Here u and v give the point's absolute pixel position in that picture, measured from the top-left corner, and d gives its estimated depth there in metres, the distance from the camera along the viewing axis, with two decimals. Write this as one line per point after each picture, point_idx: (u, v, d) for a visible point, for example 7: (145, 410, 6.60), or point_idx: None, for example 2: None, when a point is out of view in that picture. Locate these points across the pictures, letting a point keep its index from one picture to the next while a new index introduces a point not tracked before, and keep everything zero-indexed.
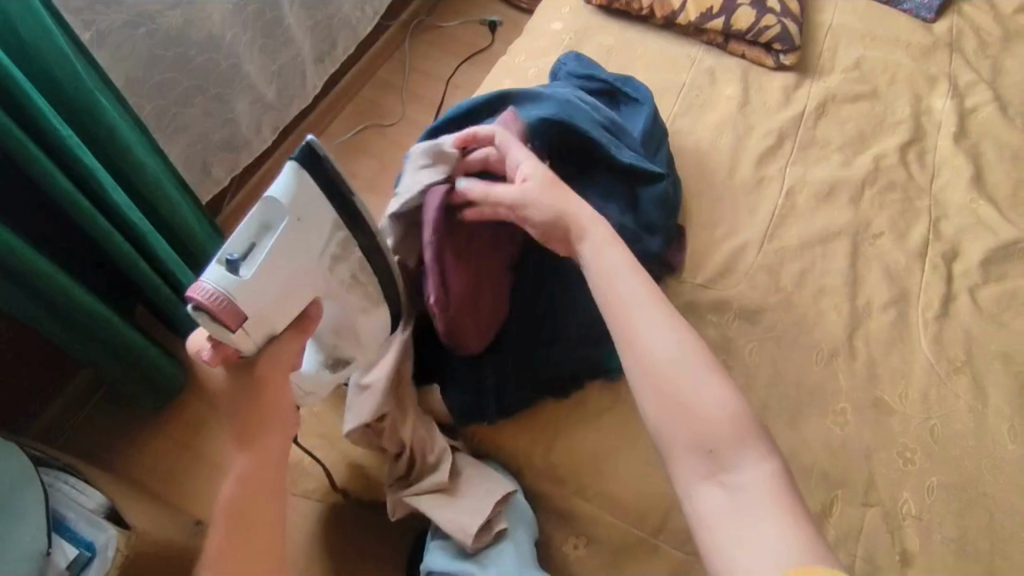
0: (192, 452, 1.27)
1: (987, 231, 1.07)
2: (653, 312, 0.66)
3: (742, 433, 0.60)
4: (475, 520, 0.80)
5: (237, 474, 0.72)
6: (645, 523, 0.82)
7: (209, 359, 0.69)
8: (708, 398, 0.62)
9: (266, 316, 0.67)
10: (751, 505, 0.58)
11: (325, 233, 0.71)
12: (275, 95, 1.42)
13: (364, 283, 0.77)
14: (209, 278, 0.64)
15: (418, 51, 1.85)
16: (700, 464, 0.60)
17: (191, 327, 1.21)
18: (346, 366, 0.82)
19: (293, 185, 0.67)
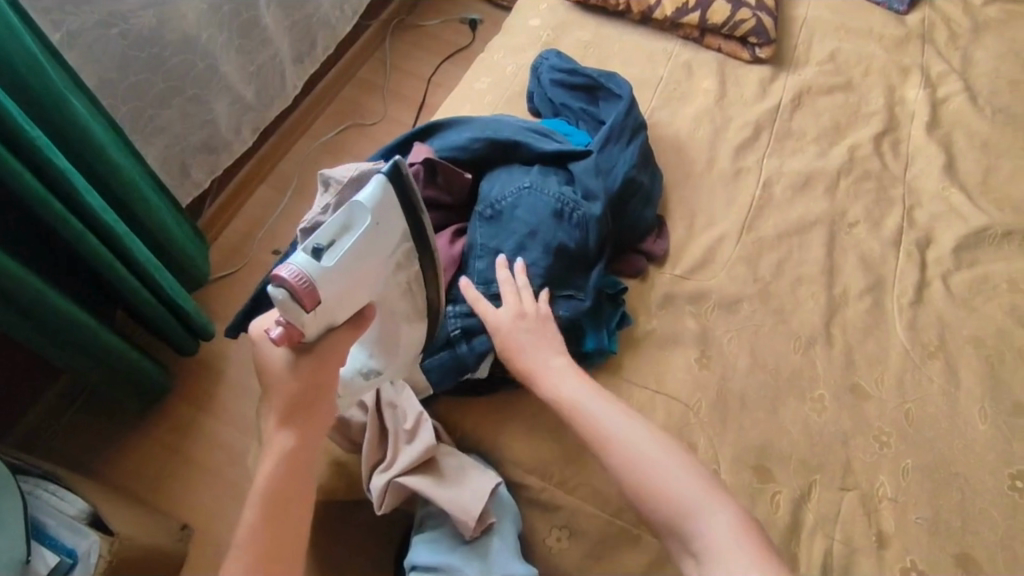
0: (176, 454, 1.26)
1: (959, 218, 1.08)
2: (614, 411, 0.77)
3: (706, 497, 0.71)
4: (477, 501, 0.79)
5: (278, 458, 0.71)
6: (627, 514, 0.82)
7: (274, 338, 0.67)
8: (672, 476, 0.72)
9: (336, 306, 0.68)
10: (733, 552, 0.67)
11: (395, 240, 0.72)
12: (254, 96, 1.41)
13: (415, 294, 0.80)
14: (294, 260, 0.65)
15: (398, 50, 1.85)
16: (684, 535, 0.70)
17: (171, 329, 1.21)
18: (381, 377, 0.81)
19: (380, 192, 0.69)
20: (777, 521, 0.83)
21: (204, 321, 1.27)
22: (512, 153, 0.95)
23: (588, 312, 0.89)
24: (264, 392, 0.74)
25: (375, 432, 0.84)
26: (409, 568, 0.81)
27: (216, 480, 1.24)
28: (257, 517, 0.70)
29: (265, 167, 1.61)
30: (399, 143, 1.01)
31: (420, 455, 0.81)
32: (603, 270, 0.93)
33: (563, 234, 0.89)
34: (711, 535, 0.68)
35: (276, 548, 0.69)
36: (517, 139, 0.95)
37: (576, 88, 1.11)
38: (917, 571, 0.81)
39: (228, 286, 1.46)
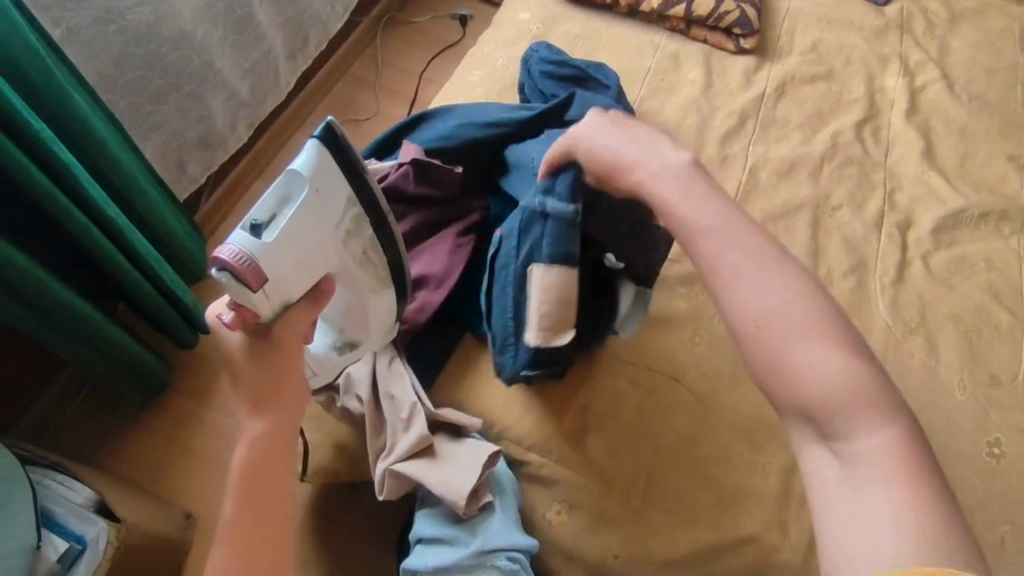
0: (178, 447, 1.28)
1: (937, 200, 1.12)
2: (746, 250, 0.58)
3: (858, 395, 0.52)
4: (468, 481, 0.79)
5: (251, 438, 0.72)
6: (623, 486, 0.85)
7: (229, 322, 0.71)
8: (814, 361, 0.53)
9: (287, 281, 0.71)
10: (872, 471, 0.50)
11: (340, 207, 0.74)
12: (249, 92, 1.43)
13: (373, 262, 0.81)
14: (233, 240, 0.69)
15: (389, 46, 1.87)
16: (814, 424, 0.53)
17: (171, 322, 1.23)
18: (358, 348, 0.86)
19: (315, 159, 0.71)
20: (769, 490, 0.84)
21: (204, 314, 1.29)
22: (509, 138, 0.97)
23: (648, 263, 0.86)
24: (235, 380, 0.75)
25: (374, 421, 0.87)
26: (414, 542, 0.82)
27: (219, 470, 1.26)
28: (236, 502, 0.70)
29: (260, 163, 1.63)
30: (386, 137, 1.04)
31: (415, 443, 0.82)
32: None
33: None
34: (857, 444, 0.51)
35: (257, 534, 0.68)
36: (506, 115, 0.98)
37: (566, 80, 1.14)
38: None
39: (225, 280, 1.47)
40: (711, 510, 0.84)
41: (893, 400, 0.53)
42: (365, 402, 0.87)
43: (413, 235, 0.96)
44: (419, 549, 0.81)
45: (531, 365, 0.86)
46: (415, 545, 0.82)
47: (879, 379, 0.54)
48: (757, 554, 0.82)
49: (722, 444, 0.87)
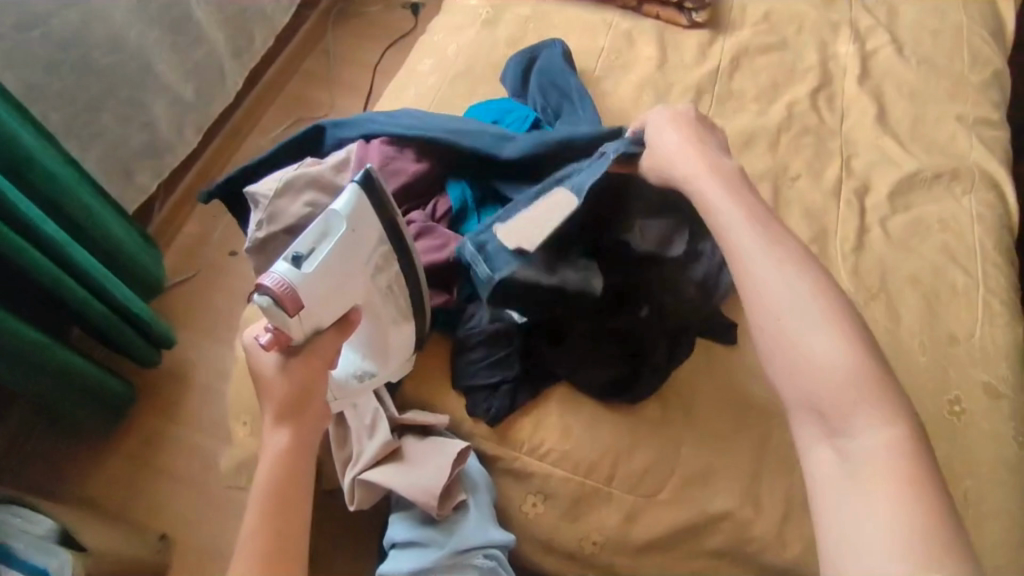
0: (145, 466, 1.24)
1: (892, 164, 1.13)
2: (772, 259, 0.67)
3: (862, 395, 0.58)
4: (438, 481, 0.77)
5: (278, 450, 0.71)
6: (596, 473, 0.84)
7: (264, 344, 0.71)
8: (824, 361, 0.60)
9: (320, 310, 0.71)
10: (867, 465, 0.55)
11: (372, 245, 0.76)
12: (194, 94, 1.37)
13: (397, 295, 0.81)
14: (277, 269, 0.69)
15: (340, 40, 1.82)
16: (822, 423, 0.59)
17: (127, 340, 1.18)
18: (376, 378, 0.82)
19: (354, 200, 0.73)
20: (740, 467, 0.84)
21: (162, 329, 1.25)
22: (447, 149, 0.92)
23: (700, 311, 0.87)
24: (257, 395, 0.74)
25: (338, 431, 0.84)
26: (388, 546, 0.80)
27: (188, 488, 1.22)
28: (258, 513, 0.67)
29: (213, 168, 1.58)
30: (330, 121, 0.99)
31: (380, 451, 0.80)
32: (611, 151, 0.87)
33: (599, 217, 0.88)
34: (855, 441, 0.57)
35: (281, 548, 0.66)
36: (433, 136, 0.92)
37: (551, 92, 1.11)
38: None
39: (181, 295, 1.41)
40: (686, 489, 0.83)
41: (901, 409, 0.58)
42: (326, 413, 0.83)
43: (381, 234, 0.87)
44: (393, 553, 0.78)
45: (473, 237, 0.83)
46: (390, 550, 0.79)
47: (892, 388, 0.59)
48: (732, 529, 0.82)
49: (692, 424, 0.86)
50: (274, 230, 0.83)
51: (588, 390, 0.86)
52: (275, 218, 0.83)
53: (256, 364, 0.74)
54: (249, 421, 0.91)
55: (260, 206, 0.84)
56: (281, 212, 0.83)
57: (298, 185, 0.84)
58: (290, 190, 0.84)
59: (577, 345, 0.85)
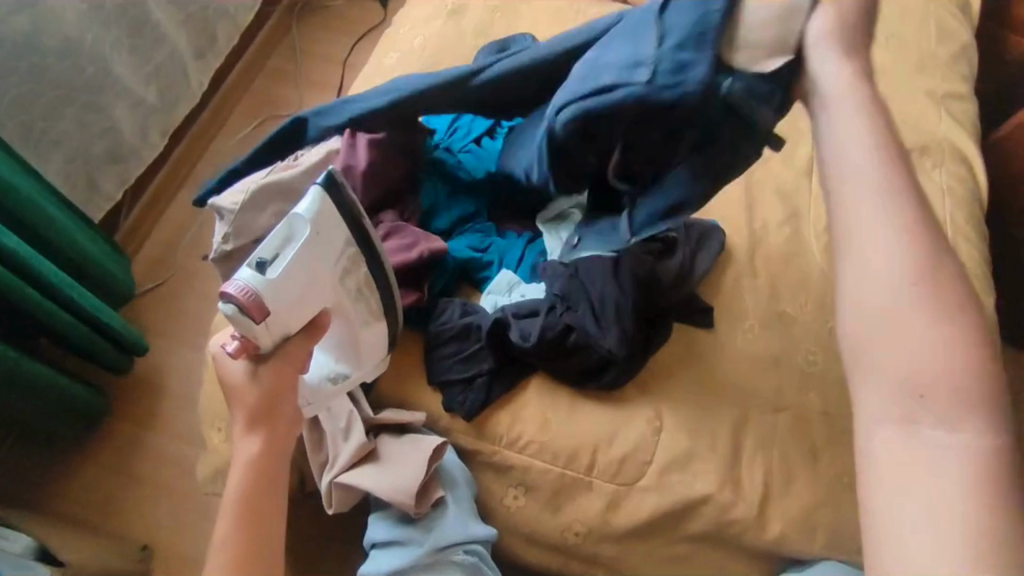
0: (124, 476, 1.22)
1: None
2: (889, 231, 0.57)
3: (950, 395, 0.52)
4: (415, 480, 0.76)
5: (247, 459, 0.71)
6: (576, 463, 0.83)
7: (231, 352, 0.70)
8: (923, 344, 0.53)
9: (287, 316, 0.70)
10: (947, 466, 0.50)
11: (338, 248, 0.74)
12: (157, 97, 1.34)
13: (368, 297, 0.79)
14: (240, 275, 0.68)
15: (308, 36, 1.79)
16: (904, 413, 0.53)
17: (98, 350, 1.16)
18: (349, 380, 0.81)
19: (318, 203, 0.72)
20: (719, 450, 0.84)
21: (134, 337, 1.23)
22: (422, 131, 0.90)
23: (667, 291, 0.88)
24: (228, 402, 0.74)
25: (312, 434, 0.83)
26: (368, 547, 0.79)
27: (168, 497, 1.21)
28: (230, 522, 0.69)
29: (182, 172, 1.55)
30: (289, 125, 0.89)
31: (356, 452, 0.80)
32: None
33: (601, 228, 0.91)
34: (941, 439, 0.51)
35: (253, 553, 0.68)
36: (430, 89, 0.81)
37: None
38: (848, 476, 0.85)
39: (154, 301, 1.39)
40: (666, 475, 0.83)
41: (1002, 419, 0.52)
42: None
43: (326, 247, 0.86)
44: (374, 554, 0.77)
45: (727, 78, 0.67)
46: (370, 550, 0.79)
47: (1001, 394, 0.52)
48: (713, 512, 0.82)
49: (670, 410, 0.86)
50: (243, 243, 0.81)
51: (566, 376, 0.85)
52: (242, 232, 0.81)
53: (223, 370, 0.73)
54: (224, 427, 0.90)
55: (225, 218, 0.81)
56: (249, 226, 0.81)
57: (265, 195, 0.80)
58: (254, 203, 0.80)
59: (555, 338, 0.82)
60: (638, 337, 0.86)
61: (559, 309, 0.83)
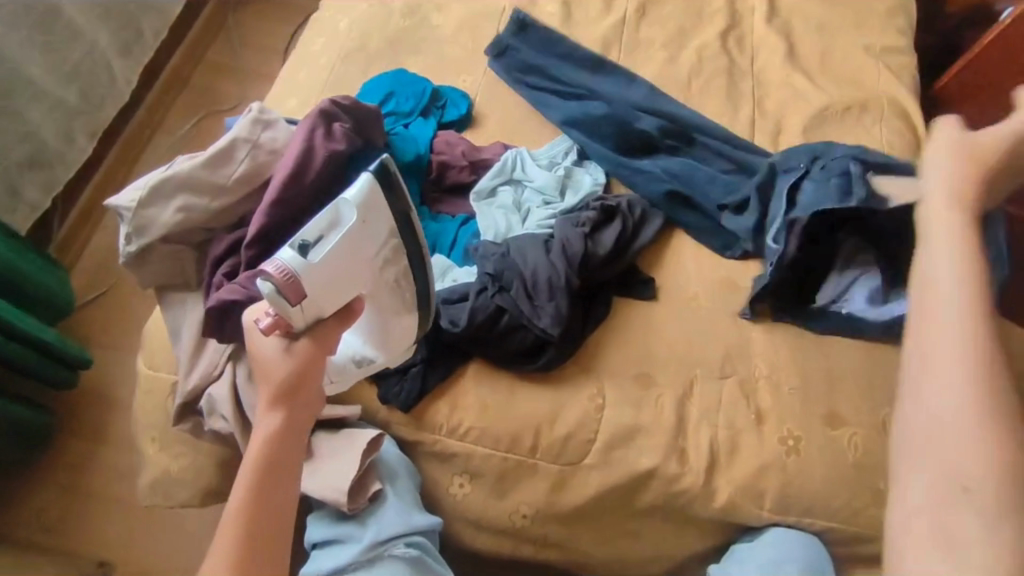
0: (75, 495, 1.19)
1: (804, 100, 1.12)
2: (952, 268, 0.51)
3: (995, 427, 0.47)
4: (346, 477, 0.74)
5: (269, 434, 0.64)
6: (519, 447, 0.82)
7: (264, 330, 0.63)
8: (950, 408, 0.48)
9: (325, 303, 0.64)
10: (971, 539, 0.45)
11: (381, 237, 0.68)
12: (79, 96, 1.29)
13: (404, 288, 0.73)
14: (281, 255, 0.61)
15: (246, 25, 1.73)
16: (937, 454, 0.47)
17: (35, 366, 1.12)
18: (376, 364, 0.77)
19: (366, 188, 0.65)
20: (663, 422, 0.83)
21: (74, 349, 1.18)
22: (352, 107, 0.85)
23: (600, 266, 0.86)
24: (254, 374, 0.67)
25: (247, 438, 0.77)
26: (310, 549, 0.77)
27: (117, 510, 1.18)
28: (246, 496, 0.62)
29: (118, 175, 1.49)
30: None
31: None
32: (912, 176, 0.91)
33: (552, 195, 0.94)
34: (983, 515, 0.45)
35: (262, 542, 0.61)
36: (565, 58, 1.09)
37: (554, 93, 1.07)
38: (793, 438, 0.83)
39: (96, 312, 1.34)
40: (610, 452, 0.82)
41: None
42: (230, 421, 0.76)
43: (229, 252, 0.79)
44: (315, 554, 0.76)
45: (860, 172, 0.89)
46: (312, 552, 0.77)
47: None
48: (661, 486, 0.81)
49: (612, 385, 0.84)
50: (146, 243, 0.77)
51: (500, 361, 0.84)
52: (145, 230, 0.77)
53: (252, 347, 0.66)
54: (159, 436, 0.85)
55: (125, 218, 0.77)
56: (151, 223, 0.77)
57: (168, 188, 0.77)
58: (158, 197, 0.77)
59: (488, 326, 0.81)
60: (576, 314, 0.85)
61: (490, 291, 0.82)
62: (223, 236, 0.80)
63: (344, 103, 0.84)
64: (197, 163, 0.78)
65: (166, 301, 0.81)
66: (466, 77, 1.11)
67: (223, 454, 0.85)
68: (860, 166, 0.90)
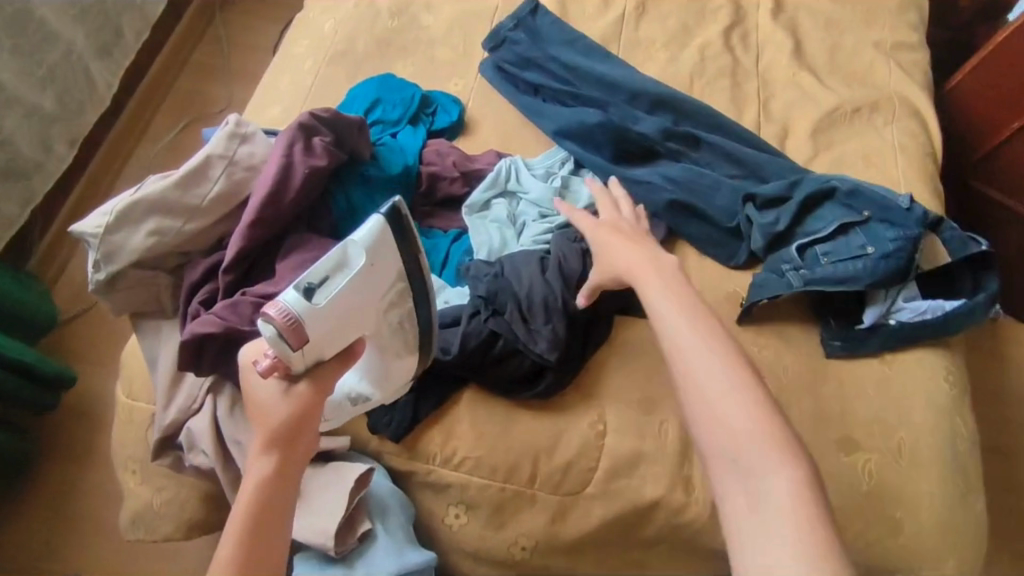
0: (61, 520, 1.15)
1: (812, 101, 1.06)
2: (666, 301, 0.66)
3: (745, 400, 0.58)
4: (332, 520, 0.70)
5: (260, 480, 0.58)
6: (517, 477, 0.78)
7: (262, 372, 0.59)
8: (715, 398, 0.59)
9: (326, 348, 0.60)
10: (778, 507, 0.54)
11: (389, 280, 0.63)
12: (55, 102, 1.23)
13: (407, 330, 0.68)
14: (284, 297, 0.57)
15: (232, 24, 1.67)
16: (725, 437, 0.57)
17: (14, 387, 1.08)
18: (371, 403, 0.72)
19: (377, 232, 0.61)
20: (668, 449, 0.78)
21: (55, 367, 1.14)
22: (333, 118, 0.80)
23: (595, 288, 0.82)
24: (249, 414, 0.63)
25: (229, 473, 0.73)
26: None
27: (104, 532, 1.14)
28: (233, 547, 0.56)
29: (100, 183, 1.44)
30: None
31: None
32: (962, 237, 0.85)
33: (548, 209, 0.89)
34: (774, 486, 0.55)
35: None
36: (570, 55, 1.03)
37: (551, 91, 1.02)
38: None
39: (80, 327, 1.30)
40: (612, 482, 0.78)
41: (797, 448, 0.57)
42: (211, 455, 0.72)
43: (207, 278, 0.75)
44: None
45: (900, 244, 0.82)
46: None
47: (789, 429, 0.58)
48: (666, 517, 0.77)
49: (615, 409, 0.80)
50: (116, 270, 0.72)
51: (495, 389, 0.79)
52: (113, 256, 0.72)
53: (249, 388, 0.62)
54: (139, 469, 0.81)
55: (92, 244, 0.72)
56: (120, 249, 0.72)
57: (138, 212, 0.73)
58: (127, 220, 0.73)
59: (477, 357, 0.77)
60: (576, 336, 0.80)
61: (483, 314, 0.78)
62: (199, 261, 0.75)
63: (323, 115, 0.80)
64: (169, 184, 0.73)
65: (142, 330, 0.77)
66: (457, 81, 1.06)
67: (207, 487, 0.81)
68: (896, 233, 0.83)
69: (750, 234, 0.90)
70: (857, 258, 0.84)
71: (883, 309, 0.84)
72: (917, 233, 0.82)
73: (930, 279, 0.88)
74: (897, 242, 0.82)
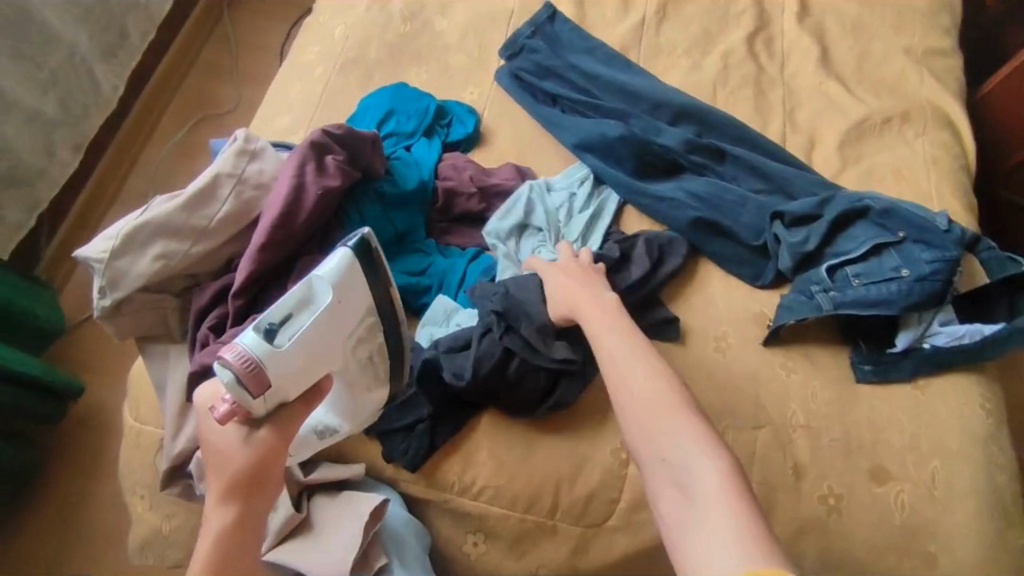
0: (67, 535, 1.13)
1: (839, 111, 1.03)
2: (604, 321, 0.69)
3: (671, 400, 0.60)
4: (346, 556, 0.67)
5: (217, 532, 0.55)
6: (538, 508, 0.75)
7: (219, 418, 0.57)
8: (638, 397, 0.61)
9: (292, 387, 0.60)
10: (699, 490, 0.54)
11: (359, 315, 0.64)
12: (58, 107, 1.21)
13: (376, 363, 0.69)
14: (243, 339, 0.57)
15: (239, 23, 1.64)
16: (646, 430, 0.59)
17: (19, 401, 1.06)
18: (339, 434, 0.71)
19: (343, 267, 0.62)
20: None
21: (61, 380, 1.12)
22: (348, 135, 0.77)
23: None
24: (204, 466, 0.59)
25: None
26: None
27: (114, 547, 1.12)
28: None
29: (105, 189, 1.41)
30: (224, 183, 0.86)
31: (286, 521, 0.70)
32: (1002, 257, 0.81)
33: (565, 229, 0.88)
34: (699, 471, 0.55)
35: None
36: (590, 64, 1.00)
37: (570, 101, 0.99)
38: (834, 496, 0.76)
39: (86, 337, 1.28)
40: (636, 513, 0.75)
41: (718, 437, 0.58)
42: None
43: (215, 302, 0.73)
44: None
45: (933, 265, 0.78)
46: None
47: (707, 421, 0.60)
48: None
49: None
50: (122, 296, 0.70)
51: (516, 414, 0.77)
52: (119, 282, 0.70)
53: (203, 437, 0.59)
54: (148, 495, 0.79)
55: (96, 269, 0.70)
56: (126, 274, 0.70)
57: (144, 236, 0.70)
58: (133, 245, 0.70)
59: (492, 388, 0.75)
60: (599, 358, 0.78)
61: (496, 332, 0.75)
62: (207, 284, 0.73)
63: (335, 131, 0.77)
64: (175, 206, 0.71)
65: (149, 353, 0.75)
66: (473, 89, 1.03)
67: None
68: (930, 253, 0.79)
69: (778, 252, 0.87)
70: (891, 280, 0.80)
71: (917, 334, 0.81)
72: (955, 254, 0.78)
73: (967, 302, 0.85)
74: (931, 260, 0.79)
